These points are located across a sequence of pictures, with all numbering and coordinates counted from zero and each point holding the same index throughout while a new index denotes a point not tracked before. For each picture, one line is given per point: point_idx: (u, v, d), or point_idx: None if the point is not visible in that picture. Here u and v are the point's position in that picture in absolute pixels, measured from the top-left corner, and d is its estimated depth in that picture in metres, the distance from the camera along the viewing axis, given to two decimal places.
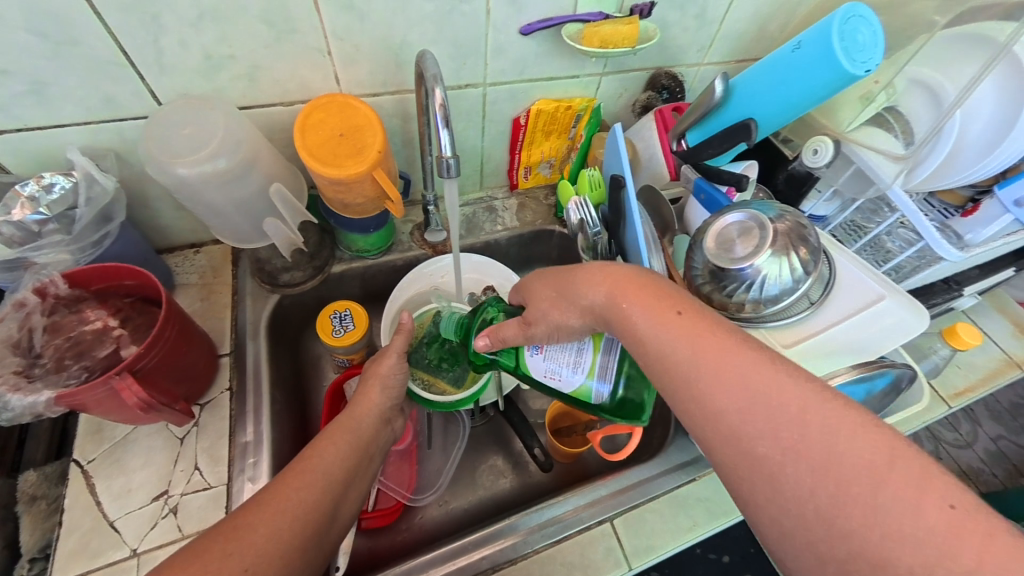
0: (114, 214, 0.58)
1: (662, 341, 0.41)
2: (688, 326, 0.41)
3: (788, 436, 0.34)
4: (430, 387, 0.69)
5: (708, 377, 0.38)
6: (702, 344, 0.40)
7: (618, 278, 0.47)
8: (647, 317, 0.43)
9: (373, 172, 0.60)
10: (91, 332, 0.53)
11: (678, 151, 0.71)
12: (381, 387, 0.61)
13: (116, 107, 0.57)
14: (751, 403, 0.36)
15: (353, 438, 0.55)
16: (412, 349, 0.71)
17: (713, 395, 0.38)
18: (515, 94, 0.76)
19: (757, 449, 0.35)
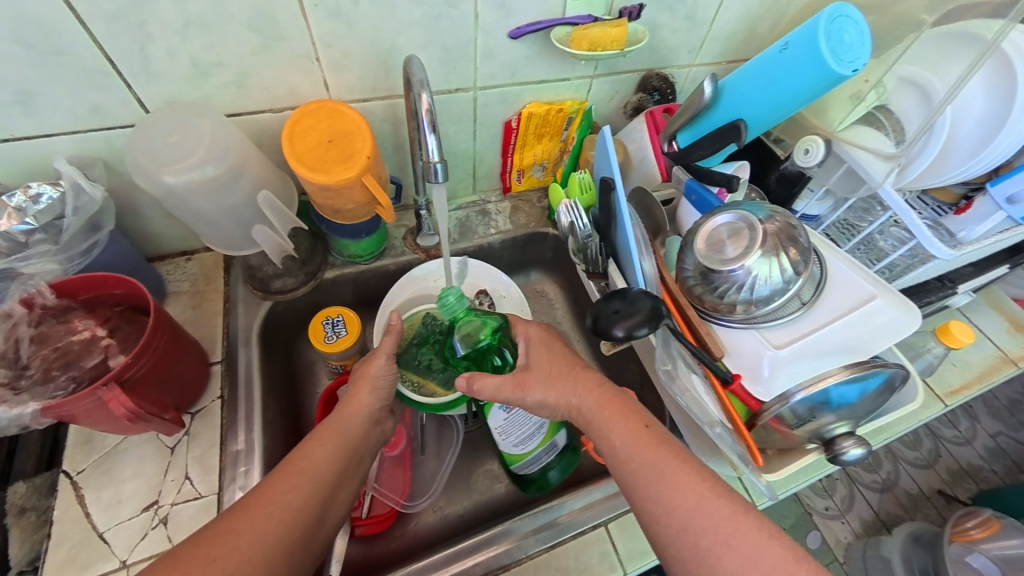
0: (102, 223, 0.58)
1: (631, 444, 0.49)
2: (652, 439, 0.49)
3: (724, 535, 0.41)
4: (420, 389, 0.70)
5: (665, 484, 0.45)
6: (663, 451, 0.48)
7: (597, 385, 0.55)
8: (620, 422, 0.51)
9: (362, 178, 0.59)
10: (80, 342, 0.52)
11: (669, 152, 0.70)
12: (372, 387, 0.61)
13: (103, 116, 0.57)
14: (697, 506, 0.43)
15: (341, 439, 0.55)
16: (402, 350, 0.70)
17: (667, 498, 0.45)
18: (506, 97, 0.76)
19: (701, 543, 0.42)
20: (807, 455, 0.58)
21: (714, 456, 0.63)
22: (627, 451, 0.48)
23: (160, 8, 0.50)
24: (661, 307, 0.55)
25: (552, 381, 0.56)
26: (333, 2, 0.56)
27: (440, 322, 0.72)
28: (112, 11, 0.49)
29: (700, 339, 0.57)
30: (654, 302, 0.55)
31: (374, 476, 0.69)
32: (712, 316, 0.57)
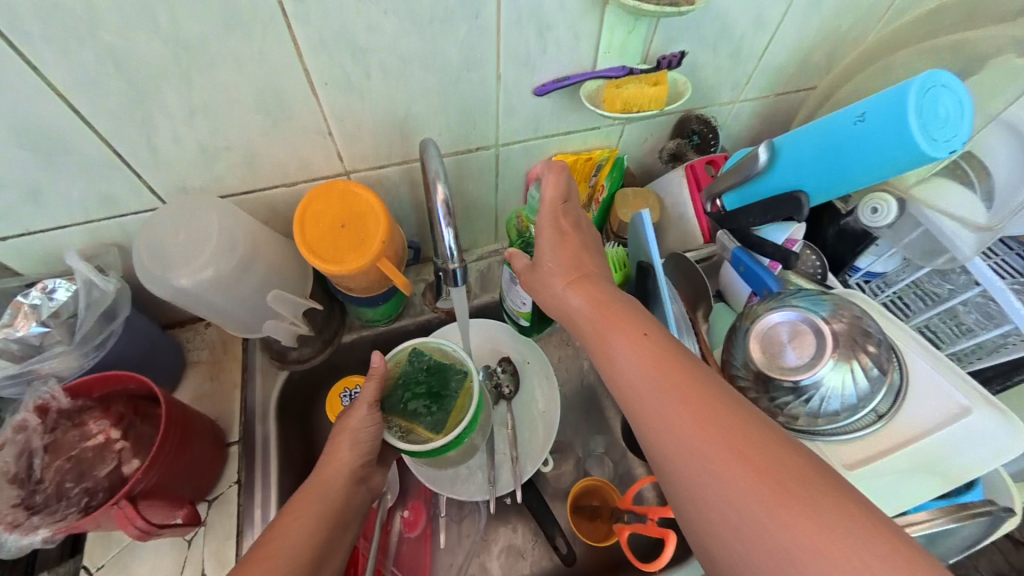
0: (119, 310, 0.57)
1: (630, 362, 0.42)
2: (651, 350, 0.42)
3: (731, 457, 0.35)
4: (408, 434, 0.61)
5: (659, 402, 0.40)
6: (666, 371, 0.41)
7: (595, 296, 0.48)
8: (619, 341, 0.44)
9: (377, 263, 0.56)
10: (93, 448, 0.51)
11: (712, 212, 0.65)
12: (352, 443, 0.56)
13: (113, 204, 0.55)
14: (706, 427, 0.37)
15: (322, 506, 0.52)
16: (386, 393, 0.62)
17: (683, 432, 0.38)
18: (529, 150, 0.71)
19: (716, 468, 0.36)
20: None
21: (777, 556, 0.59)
22: (622, 365, 0.43)
23: (164, 100, 0.47)
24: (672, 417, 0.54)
25: (546, 288, 0.52)
26: (344, 77, 0.52)
27: (427, 362, 0.65)
28: (118, 108, 0.47)
29: None
30: None
31: (392, 556, 0.67)
32: None
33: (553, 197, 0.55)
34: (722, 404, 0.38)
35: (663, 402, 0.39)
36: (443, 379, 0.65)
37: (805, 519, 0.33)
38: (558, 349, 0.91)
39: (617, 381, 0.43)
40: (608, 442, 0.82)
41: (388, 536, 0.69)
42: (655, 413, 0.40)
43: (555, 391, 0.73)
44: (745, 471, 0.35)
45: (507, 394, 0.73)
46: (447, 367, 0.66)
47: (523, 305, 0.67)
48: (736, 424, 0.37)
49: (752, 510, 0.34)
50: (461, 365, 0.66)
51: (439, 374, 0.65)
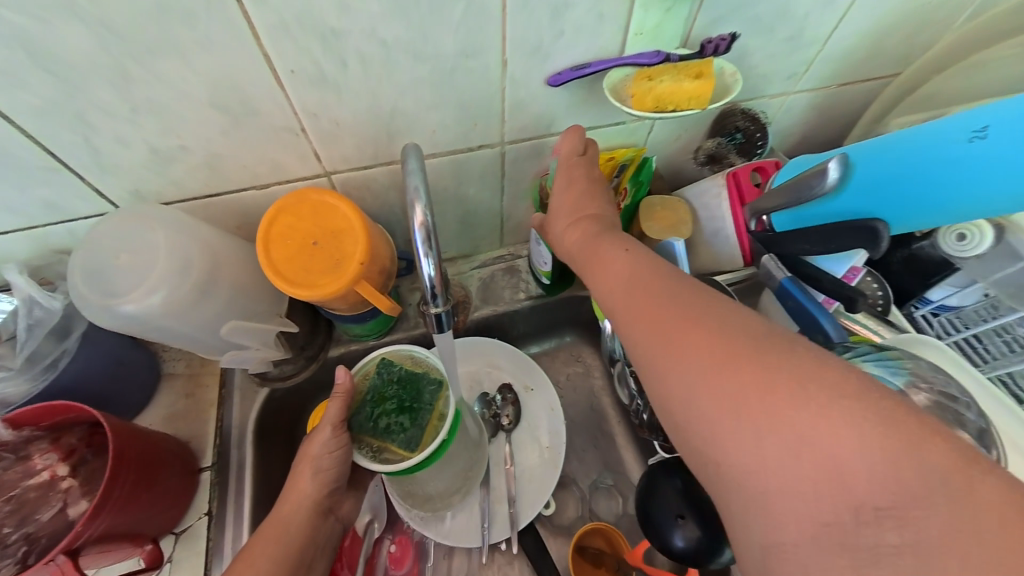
0: (73, 325, 0.50)
1: (612, 271, 0.43)
2: (631, 259, 0.43)
3: (696, 332, 0.33)
4: (379, 454, 0.52)
5: (631, 299, 0.39)
6: (641, 272, 0.41)
7: (586, 225, 0.50)
8: (605, 257, 0.45)
9: (355, 286, 0.48)
10: (37, 487, 0.46)
11: (756, 230, 0.55)
12: (313, 472, 0.52)
13: (58, 211, 0.48)
14: (674, 312, 0.35)
15: (280, 551, 0.49)
16: (353, 410, 0.54)
17: (650, 318, 0.36)
18: (541, 149, 0.61)
19: (681, 347, 0.33)
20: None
21: None
22: (606, 279, 0.43)
23: (98, 97, 0.40)
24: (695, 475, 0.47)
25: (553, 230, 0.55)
26: (314, 67, 0.43)
27: (398, 372, 0.55)
28: (42, 103, 0.39)
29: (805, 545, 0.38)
30: None
31: None
32: None
33: (570, 148, 0.54)
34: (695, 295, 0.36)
35: (636, 301, 0.39)
36: (415, 390, 0.54)
37: (770, 381, 0.29)
38: (566, 366, 0.83)
39: (603, 297, 0.43)
40: (618, 475, 0.74)
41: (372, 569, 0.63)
42: (628, 311, 0.39)
43: (560, 428, 0.65)
44: (709, 352, 0.32)
45: (507, 425, 0.66)
46: (419, 375, 0.55)
47: (546, 264, 0.69)
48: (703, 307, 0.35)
49: (718, 382, 0.30)
50: (435, 372, 0.55)
51: (411, 385, 0.54)
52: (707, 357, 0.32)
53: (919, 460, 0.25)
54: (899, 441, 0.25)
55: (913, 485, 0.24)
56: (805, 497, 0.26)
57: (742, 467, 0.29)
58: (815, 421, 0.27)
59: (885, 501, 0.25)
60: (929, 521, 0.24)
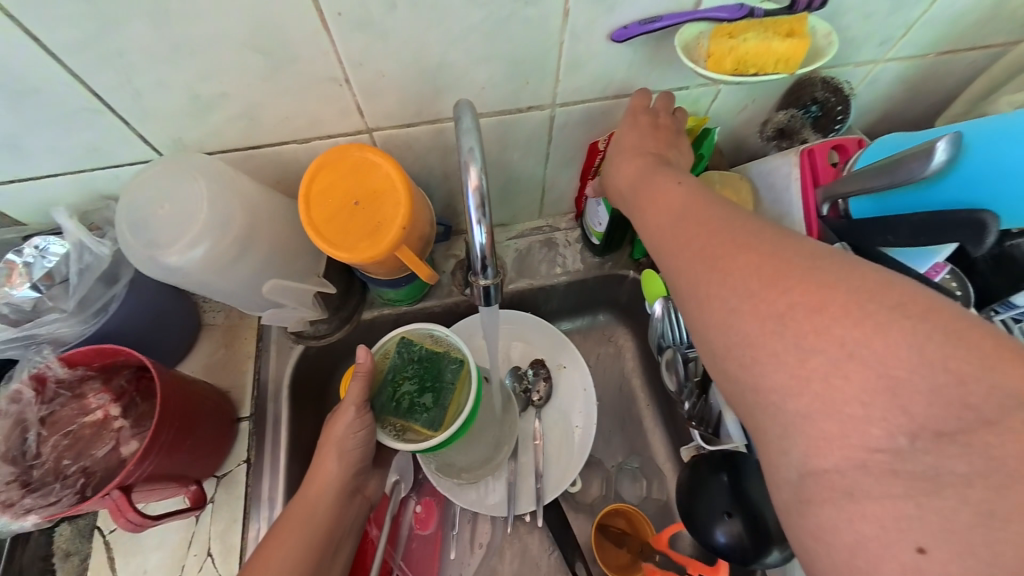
0: (120, 272, 0.51)
1: (658, 201, 0.40)
2: (681, 193, 0.39)
3: (749, 267, 0.31)
4: (403, 434, 0.53)
5: (681, 234, 0.36)
6: (690, 205, 0.38)
7: (639, 160, 0.46)
8: (650, 191, 0.42)
9: (395, 252, 0.46)
10: (90, 425, 0.48)
11: (828, 217, 0.50)
12: (338, 455, 0.54)
13: (103, 155, 0.47)
14: (727, 248, 0.33)
15: (310, 530, 0.51)
16: (374, 392, 0.55)
17: (698, 251, 0.34)
18: (592, 116, 0.57)
19: (737, 282, 0.31)
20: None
21: None
22: (651, 216, 0.40)
23: (137, 34, 0.38)
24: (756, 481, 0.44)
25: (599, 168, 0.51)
26: (360, 9, 0.39)
27: (417, 351, 0.55)
28: (84, 39, 0.37)
29: None
30: None
31: (402, 551, 0.63)
32: None
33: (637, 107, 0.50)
34: (750, 229, 0.33)
35: (686, 236, 0.36)
36: (435, 369, 0.54)
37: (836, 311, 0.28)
38: (598, 346, 0.82)
39: (647, 230, 0.41)
40: (643, 459, 0.74)
41: (400, 527, 0.65)
42: (674, 247, 0.36)
43: (593, 411, 0.64)
44: (758, 272, 0.31)
45: (537, 402, 0.65)
46: (439, 356, 0.55)
47: (601, 225, 0.68)
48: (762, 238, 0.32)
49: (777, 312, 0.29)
50: (455, 351, 0.55)
51: (431, 364, 0.54)
52: (757, 279, 0.31)
53: (985, 379, 0.25)
54: (963, 364, 0.25)
55: (975, 409, 0.25)
56: (853, 423, 0.26)
57: (786, 392, 0.28)
58: (871, 340, 0.26)
59: (947, 427, 0.25)
60: (999, 449, 0.24)
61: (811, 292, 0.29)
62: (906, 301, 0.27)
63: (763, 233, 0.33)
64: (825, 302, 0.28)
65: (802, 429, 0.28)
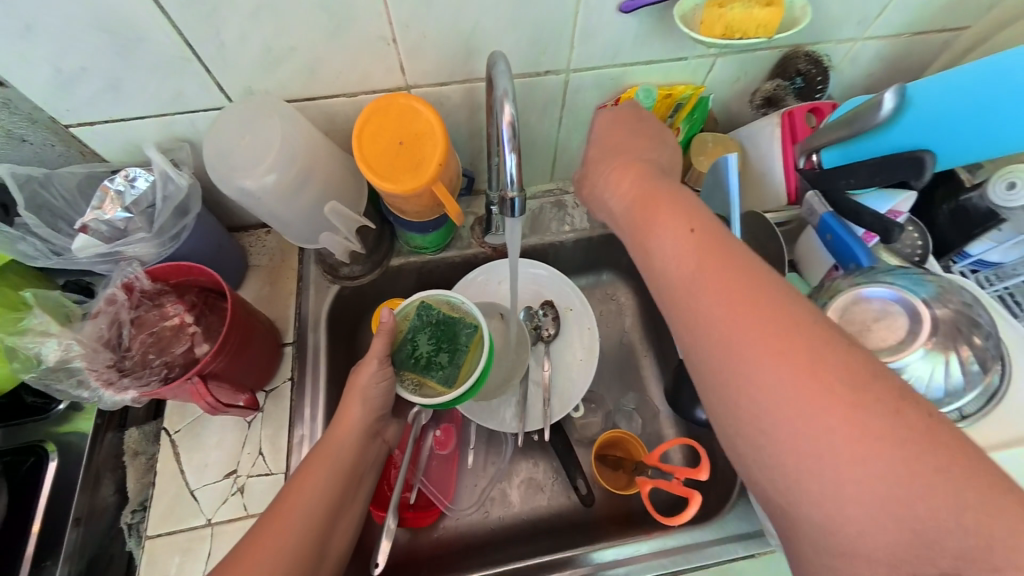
0: (190, 206, 0.59)
1: (668, 258, 0.39)
2: (699, 244, 0.37)
3: (775, 363, 0.32)
4: (420, 389, 0.60)
5: (702, 299, 0.36)
6: (708, 265, 0.36)
7: (643, 189, 0.43)
8: (661, 232, 0.40)
9: (431, 187, 0.54)
10: (170, 328, 0.56)
11: (804, 169, 0.58)
12: (361, 400, 0.59)
13: (184, 100, 0.55)
14: (750, 326, 0.33)
15: (335, 466, 0.56)
16: (395, 347, 0.62)
17: (720, 331, 0.34)
18: (601, 81, 0.65)
19: (761, 385, 0.32)
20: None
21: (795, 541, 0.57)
22: (663, 260, 0.39)
23: None
24: None
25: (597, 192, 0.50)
26: None
27: (435, 315, 0.62)
28: None
29: None
30: None
31: (422, 468, 0.70)
32: None
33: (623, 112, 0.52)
34: (773, 309, 0.33)
35: (707, 307, 0.35)
36: (451, 331, 0.62)
37: (839, 402, 0.30)
38: (601, 302, 0.89)
39: (658, 281, 0.40)
40: (640, 403, 0.82)
41: (420, 449, 0.71)
42: (696, 313, 0.36)
43: (595, 346, 0.73)
44: (795, 376, 0.32)
45: (547, 337, 0.73)
46: (456, 320, 0.62)
47: None
48: (783, 315, 0.33)
49: (792, 394, 0.31)
50: (469, 318, 0.62)
51: (447, 327, 0.62)
52: (797, 375, 0.32)
53: (975, 485, 0.28)
54: (967, 478, 0.28)
55: (977, 508, 0.27)
56: (872, 526, 0.29)
57: (816, 503, 0.31)
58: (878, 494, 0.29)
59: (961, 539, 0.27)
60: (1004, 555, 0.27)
61: (852, 412, 0.30)
62: (923, 422, 0.29)
63: (783, 312, 0.33)
64: (860, 423, 0.30)
65: (803, 488, 0.31)
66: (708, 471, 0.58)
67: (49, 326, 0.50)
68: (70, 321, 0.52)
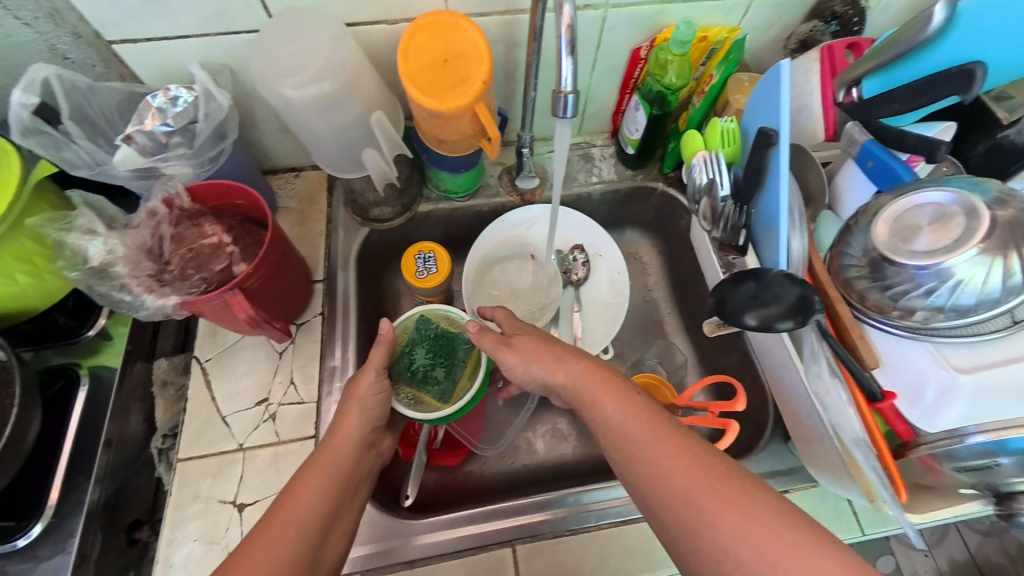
0: (228, 132, 0.59)
1: (619, 426, 0.45)
2: (645, 416, 0.45)
3: (711, 504, 0.38)
4: (415, 404, 0.59)
5: (651, 457, 0.42)
6: (652, 432, 0.43)
7: (593, 367, 0.50)
8: (612, 407, 0.46)
9: (474, 106, 0.54)
10: (209, 246, 0.56)
11: (844, 102, 0.57)
12: (359, 411, 0.53)
13: (225, 20, 0.53)
14: (690, 481, 0.39)
15: (332, 473, 0.48)
16: (393, 359, 0.60)
17: (660, 473, 0.41)
18: (637, 19, 0.65)
19: (703, 518, 0.38)
20: (965, 502, 0.49)
21: (838, 479, 0.51)
22: (618, 426, 0.45)
23: None
24: (815, 298, 0.44)
25: (536, 355, 0.53)
26: None
27: (434, 328, 0.62)
28: None
29: (847, 342, 0.48)
30: (804, 291, 0.44)
31: None
32: (875, 321, 0.46)
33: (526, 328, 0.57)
34: (702, 455, 0.41)
35: (654, 455, 0.42)
36: (449, 346, 0.61)
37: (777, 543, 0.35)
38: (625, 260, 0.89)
39: (612, 438, 0.45)
40: (663, 354, 0.80)
41: None
42: (646, 467, 0.42)
43: (625, 289, 0.72)
44: (724, 505, 0.37)
45: (576, 281, 0.73)
46: (454, 335, 0.62)
47: (637, 130, 0.75)
48: (722, 474, 0.39)
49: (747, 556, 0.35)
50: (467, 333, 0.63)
51: (446, 341, 0.61)
52: (728, 505, 0.37)
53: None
54: None
55: None
56: None
57: None
58: None
59: None
60: None
61: (760, 519, 0.36)
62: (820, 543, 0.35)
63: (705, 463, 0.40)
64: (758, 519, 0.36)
65: None
66: (744, 402, 0.57)
67: (96, 228, 0.52)
68: (114, 225, 0.54)
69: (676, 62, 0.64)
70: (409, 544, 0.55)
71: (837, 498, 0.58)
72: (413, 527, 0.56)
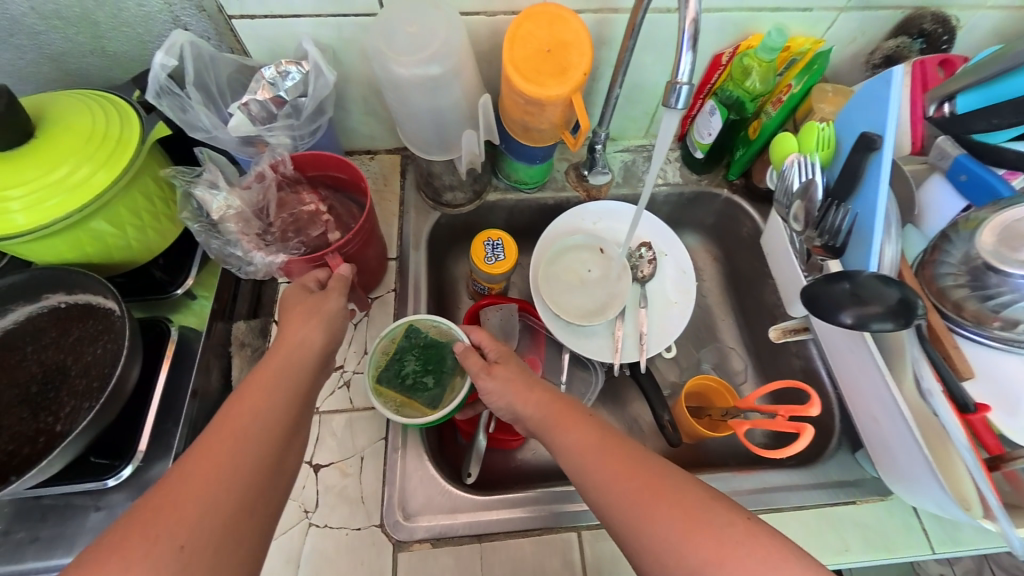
0: (326, 108, 0.62)
1: (578, 454, 0.45)
2: (600, 441, 0.46)
3: (661, 525, 0.39)
4: (402, 408, 0.57)
5: (608, 479, 0.43)
6: (608, 459, 0.44)
7: (549, 400, 0.51)
8: (571, 437, 0.47)
9: (570, 97, 0.56)
10: (307, 213, 0.58)
11: (933, 117, 0.58)
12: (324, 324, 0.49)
13: (342, 3, 0.55)
14: (643, 509, 0.40)
15: (291, 382, 0.44)
16: (382, 366, 0.59)
17: (614, 490, 0.42)
18: (724, 26, 0.65)
19: (654, 533, 0.39)
20: None
21: (926, 492, 0.49)
22: (575, 453, 0.46)
23: None
24: (915, 301, 0.44)
25: (501, 385, 0.53)
26: None
27: (424, 336, 0.60)
28: None
29: (943, 352, 0.48)
30: (904, 292, 0.45)
31: None
32: (970, 329, 0.48)
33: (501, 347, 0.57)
34: (656, 475, 0.42)
35: (608, 476, 0.43)
36: (438, 354, 0.59)
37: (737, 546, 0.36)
38: None
39: (573, 471, 0.46)
40: (717, 359, 0.80)
41: None
42: (602, 489, 0.43)
43: (691, 286, 0.73)
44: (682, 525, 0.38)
45: (642, 277, 0.74)
46: (444, 343, 0.60)
47: (709, 135, 0.74)
48: (678, 490, 0.40)
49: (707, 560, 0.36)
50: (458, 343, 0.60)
51: (435, 350, 0.59)
52: (683, 524, 0.38)
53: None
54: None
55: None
56: None
57: None
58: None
59: None
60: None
61: (716, 531, 0.37)
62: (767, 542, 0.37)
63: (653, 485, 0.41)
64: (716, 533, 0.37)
65: None
66: (821, 406, 0.56)
67: (218, 181, 0.55)
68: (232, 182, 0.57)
69: (761, 69, 0.65)
70: (471, 517, 0.56)
71: (906, 511, 0.58)
72: (464, 502, 0.57)
